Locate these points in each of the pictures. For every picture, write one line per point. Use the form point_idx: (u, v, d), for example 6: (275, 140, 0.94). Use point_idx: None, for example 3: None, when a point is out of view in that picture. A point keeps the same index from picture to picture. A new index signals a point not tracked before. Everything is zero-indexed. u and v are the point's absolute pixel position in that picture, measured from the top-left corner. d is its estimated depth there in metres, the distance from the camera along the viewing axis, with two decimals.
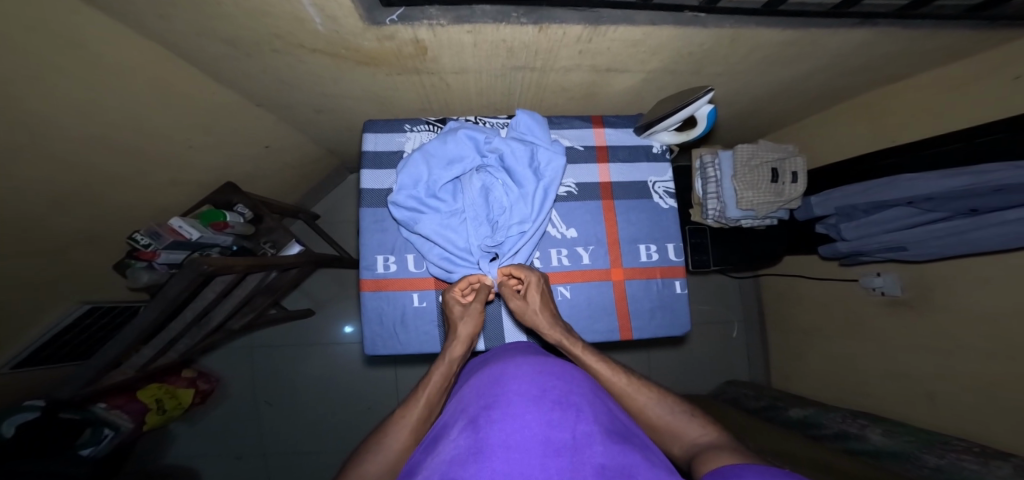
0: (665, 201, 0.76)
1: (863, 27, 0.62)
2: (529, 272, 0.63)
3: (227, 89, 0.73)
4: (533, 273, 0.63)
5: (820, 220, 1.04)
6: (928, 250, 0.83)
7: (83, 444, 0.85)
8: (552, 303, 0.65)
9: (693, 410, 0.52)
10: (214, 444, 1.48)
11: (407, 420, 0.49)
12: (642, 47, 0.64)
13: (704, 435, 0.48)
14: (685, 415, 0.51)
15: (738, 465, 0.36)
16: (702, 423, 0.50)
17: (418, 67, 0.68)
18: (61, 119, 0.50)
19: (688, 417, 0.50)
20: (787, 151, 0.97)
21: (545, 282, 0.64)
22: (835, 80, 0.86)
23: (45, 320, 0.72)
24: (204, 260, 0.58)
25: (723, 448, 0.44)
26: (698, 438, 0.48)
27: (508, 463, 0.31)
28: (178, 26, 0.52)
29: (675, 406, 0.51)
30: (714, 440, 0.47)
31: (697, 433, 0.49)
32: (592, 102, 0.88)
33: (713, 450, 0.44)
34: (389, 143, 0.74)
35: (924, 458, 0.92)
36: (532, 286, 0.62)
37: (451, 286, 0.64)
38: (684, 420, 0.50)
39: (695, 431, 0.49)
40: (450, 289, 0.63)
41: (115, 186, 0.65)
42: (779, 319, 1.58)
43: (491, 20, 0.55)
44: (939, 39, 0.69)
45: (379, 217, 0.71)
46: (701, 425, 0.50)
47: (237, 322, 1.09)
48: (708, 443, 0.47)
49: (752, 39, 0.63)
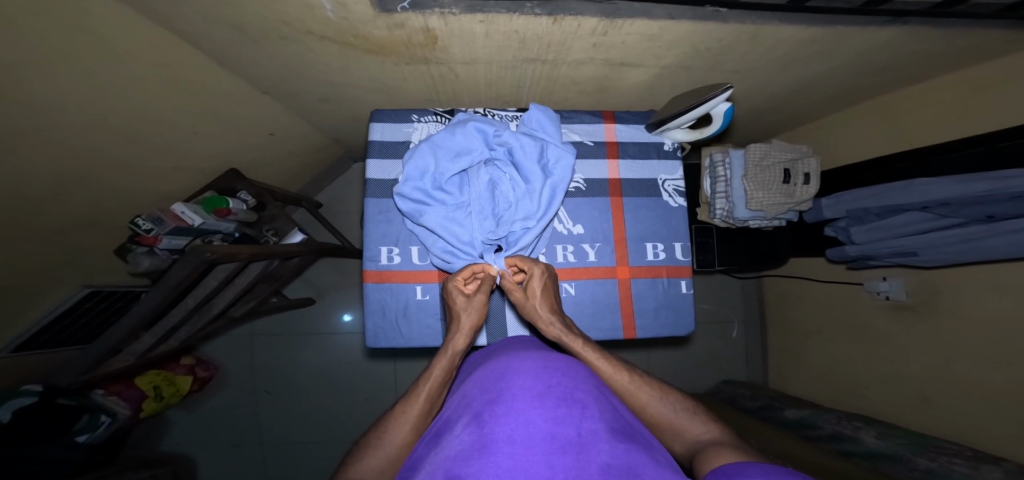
0: (674, 200, 0.75)
1: (890, 26, 0.61)
2: (533, 264, 0.60)
3: (234, 76, 0.71)
4: (538, 264, 0.60)
5: (830, 223, 1.03)
6: (938, 256, 0.82)
7: (79, 430, 0.84)
8: (555, 293, 0.62)
9: (695, 408, 0.51)
10: (211, 430, 1.49)
11: (406, 416, 0.48)
12: (658, 42, 0.62)
13: (707, 432, 0.48)
14: (687, 412, 0.50)
15: (743, 464, 0.35)
16: (704, 420, 0.50)
17: (427, 57, 0.67)
18: (69, 104, 0.49)
19: (690, 415, 0.50)
20: (801, 152, 0.96)
21: (549, 275, 0.61)
22: (850, 81, 0.85)
23: (44, 305, 0.71)
24: (207, 247, 0.57)
25: (727, 445, 0.44)
26: (700, 435, 0.47)
27: (513, 459, 0.31)
28: (187, 10, 0.51)
29: (678, 404, 0.51)
30: (715, 438, 0.47)
31: (700, 431, 0.48)
32: (603, 96, 0.87)
33: (716, 447, 0.44)
34: (396, 134, 0.72)
35: (915, 460, 0.92)
36: (536, 278, 0.59)
37: (452, 275, 0.62)
38: (685, 418, 0.50)
39: (698, 429, 0.48)
40: (455, 277, 0.61)
41: (119, 170, 0.64)
42: (781, 321, 1.58)
43: (505, 10, 0.53)
44: (959, 41, 0.68)
45: (384, 209, 0.70)
46: (704, 423, 0.49)
47: (239, 309, 1.09)
48: (709, 440, 0.46)
49: (772, 36, 0.62)
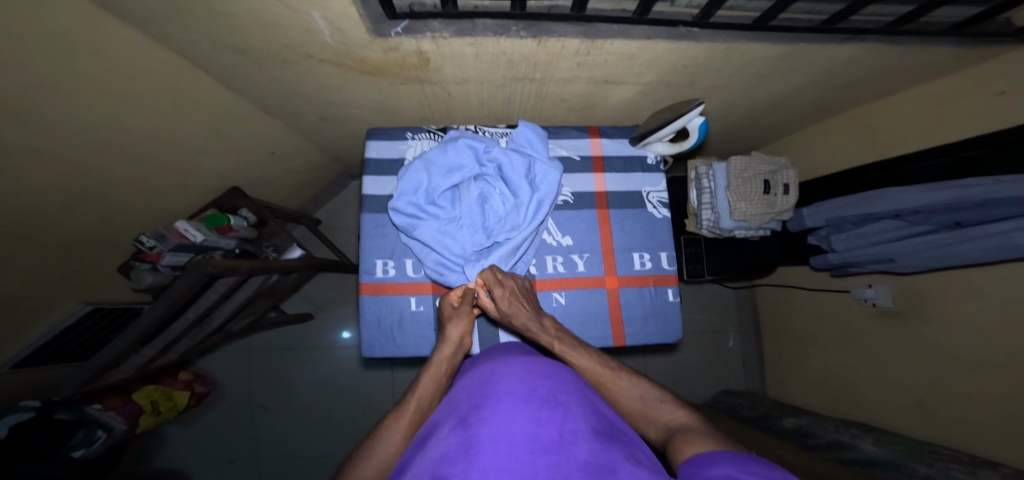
0: (659, 211, 0.77)
1: (850, 43, 0.64)
2: (499, 280, 0.61)
3: (235, 96, 0.75)
4: (501, 282, 0.61)
5: (812, 232, 1.07)
6: (916, 263, 0.85)
7: (77, 445, 0.84)
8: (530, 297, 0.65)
9: (664, 395, 0.53)
10: (206, 447, 1.47)
11: (397, 424, 0.50)
12: (638, 60, 0.66)
13: (676, 418, 0.49)
14: (657, 400, 0.52)
15: (711, 454, 0.38)
16: (672, 407, 0.51)
17: (420, 77, 0.71)
18: (78, 124, 0.52)
19: (658, 402, 0.51)
20: (779, 164, 0.99)
21: (520, 285, 0.64)
22: (825, 95, 0.89)
23: (46, 321, 0.72)
24: (210, 261, 0.60)
25: (694, 431, 0.45)
26: (669, 422, 0.49)
27: (496, 459, 0.32)
28: (192, 36, 0.55)
29: (648, 391, 0.53)
30: (683, 423, 0.48)
31: (670, 417, 0.50)
32: (590, 113, 0.91)
33: (684, 435, 0.45)
34: (391, 151, 0.75)
35: (914, 467, 0.91)
36: (501, 297, 0.60)
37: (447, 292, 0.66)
38: (654, 404, 0.51)
39: (667, 415, 0.50)
40: (446, 294, 0.65)
41: (126, 189, 0.68)
42: (776, 328, 1.58)
43: (492, 33, 0.57)
44: (924, 55, 0.71)
45: (380, 223, 0.73)
46: (672, 409, 0.51)
47: (237, 324, 1.10)
48: (678, 425, 0.48)
49: (744, 53, 0.65)
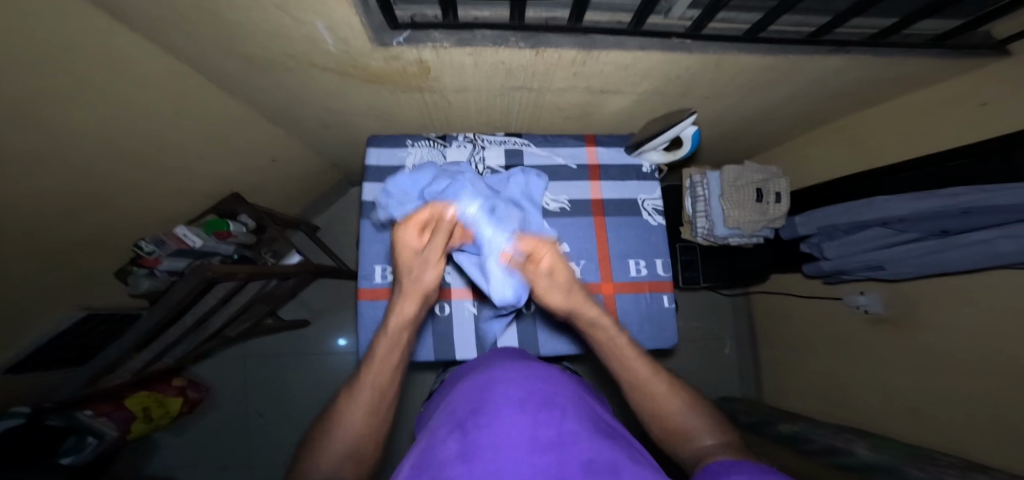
0: (654, 218, 0.79)
1: (837, 54, 0.66)
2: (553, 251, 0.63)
3: (238, 102, 0.76)
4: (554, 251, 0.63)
5: (804, 240, 1.09)
6: (904, 269, 0.87)
7: (65, 452, 0.83)
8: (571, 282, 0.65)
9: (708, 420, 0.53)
10: (198, 454, 1.45)
11: (359, 398, 0.52)
12: (633, 70, 0.68)
13: (714, 441, 0.49)
14: (700, 420, 0.52)
15: (731, 461, 0.39)
16: (712, 431, 0.51)
17: (420, 86, 0.72)
18: (81, 129, 0.52)
19: (701, 423, 0.52)
20: (771, 172, 1.01)
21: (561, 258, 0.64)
22: (816, 104, 0.91)
23: (41, 326, 0.71)
24: (210, 266, 0.60)
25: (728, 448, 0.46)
26: (706, 441, 0.49)
27: (497, 462, 0.33)
28: (195, 43, 0.56)
29: (696, 410, 0.54)
30: (722, 445, 0.48)
31: (707, 438, 0.50)
32: (586, 122, 0.92)
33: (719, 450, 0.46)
34: (391, 158, 0.77)
35: (908, 472, 0.90)
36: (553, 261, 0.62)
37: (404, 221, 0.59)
38: (698, 423, 0.52)
39: (706, 437, 0.50)
40: (406, 222, 0.58)
41: (126, 193, 0.68)
42: (771, 334, 1.60)
43: (491, 43, 0.58)
44: (909, 67, 0.74)
45: (379, 229, 0.74)
46: (712, 432, 0.51)
47: (234, 330, 1.10)
48: (715, 445, 0.48)
49: (735, 65, 0.67)
